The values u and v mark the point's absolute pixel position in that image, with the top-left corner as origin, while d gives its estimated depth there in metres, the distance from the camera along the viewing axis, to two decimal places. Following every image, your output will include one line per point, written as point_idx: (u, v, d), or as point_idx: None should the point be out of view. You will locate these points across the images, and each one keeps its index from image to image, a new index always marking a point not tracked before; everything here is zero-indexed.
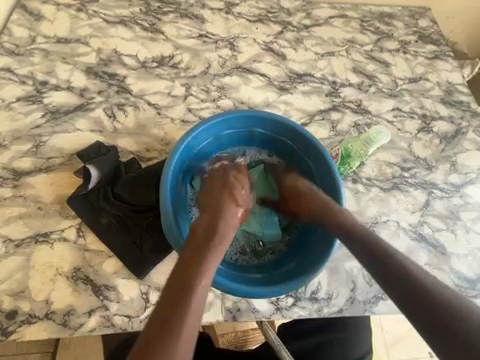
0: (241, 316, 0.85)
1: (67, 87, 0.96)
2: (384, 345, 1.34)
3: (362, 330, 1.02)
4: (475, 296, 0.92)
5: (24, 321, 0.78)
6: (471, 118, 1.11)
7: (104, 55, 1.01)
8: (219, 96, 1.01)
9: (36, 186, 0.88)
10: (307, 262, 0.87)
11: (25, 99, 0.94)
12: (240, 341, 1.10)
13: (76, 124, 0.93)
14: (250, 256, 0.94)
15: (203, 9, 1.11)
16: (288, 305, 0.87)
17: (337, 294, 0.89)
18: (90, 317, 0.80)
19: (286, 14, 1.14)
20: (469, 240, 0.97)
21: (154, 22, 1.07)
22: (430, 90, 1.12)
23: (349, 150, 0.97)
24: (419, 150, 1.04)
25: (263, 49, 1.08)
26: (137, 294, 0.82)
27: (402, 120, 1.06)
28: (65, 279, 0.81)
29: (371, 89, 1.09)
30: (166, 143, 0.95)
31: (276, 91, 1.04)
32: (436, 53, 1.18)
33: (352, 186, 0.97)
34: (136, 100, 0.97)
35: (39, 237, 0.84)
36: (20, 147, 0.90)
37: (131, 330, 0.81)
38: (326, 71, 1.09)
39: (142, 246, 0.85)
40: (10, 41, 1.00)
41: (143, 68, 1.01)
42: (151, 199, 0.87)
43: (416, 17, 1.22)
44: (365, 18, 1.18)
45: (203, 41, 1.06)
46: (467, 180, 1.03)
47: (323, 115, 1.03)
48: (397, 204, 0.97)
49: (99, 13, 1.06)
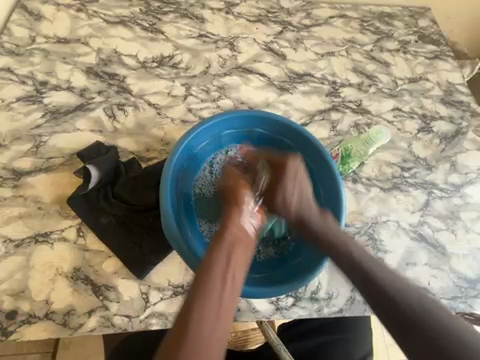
0: (241, 316, 0.85)
1: (67, 87, 0.96)
2: (384, 346, 1.34)
3: (363, 331, 1.02)
4: (475, 296, 0.92)
5: (24, 321, 0.78)
6: (471, 118, 1.11)
7: (104, 55, 1.01)
8: (219, 96, 1.01)
9: (36, 186, 0.88)
10: (307, 263, 0.87)
11: (25, 99, 0.94)
12: (240, 341, 1.09)
13: (76, 124, 0.93)
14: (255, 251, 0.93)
15: (203, 9, 1.11)
16: (288, 306, 0.87)
17: (337, 295, 0.89)
18: (90, 317, 0.80)
19: (286, 14, 1.14)
20: (469, 240, 0.97)
21: (154, 22, 1.07)
22: (430, 90, 1.12)
23: (349, 150, 0.98)
24: (419, 149, 1.04)
25: (263, 49, 1.08)
26: (137, 294, 0.82)
27: (402, 120, 1.06)
28: (65, 279, 0.81)
29: (371, 89, 1.09)
30: (166, 143, 0.95)
31: (276, 91, 1.04)
32: (436, 53, 1.18)
33: (352, 186, 0.97)
34: (136, 100, 0.97)
35: (39, 237, 0.84)
36: (20, 147, 0.90)
37: (131, 330, 0.80)
38: (326, 71, 1.09)
39: (142, 245, 0.85)
40: (10, 41, 1.00)
41: (143, 68, 1.01)
42: (151, 199, 0.87)
43: (416, 17, 1.22)
44: (365, 18, 1.19)
45: (203, 42, 1.06)
46: (467, 180, 1.03)
47: (323, 115, 1.03)
48: (397, 204, 0.97)
49: (99, 13, 1.06)
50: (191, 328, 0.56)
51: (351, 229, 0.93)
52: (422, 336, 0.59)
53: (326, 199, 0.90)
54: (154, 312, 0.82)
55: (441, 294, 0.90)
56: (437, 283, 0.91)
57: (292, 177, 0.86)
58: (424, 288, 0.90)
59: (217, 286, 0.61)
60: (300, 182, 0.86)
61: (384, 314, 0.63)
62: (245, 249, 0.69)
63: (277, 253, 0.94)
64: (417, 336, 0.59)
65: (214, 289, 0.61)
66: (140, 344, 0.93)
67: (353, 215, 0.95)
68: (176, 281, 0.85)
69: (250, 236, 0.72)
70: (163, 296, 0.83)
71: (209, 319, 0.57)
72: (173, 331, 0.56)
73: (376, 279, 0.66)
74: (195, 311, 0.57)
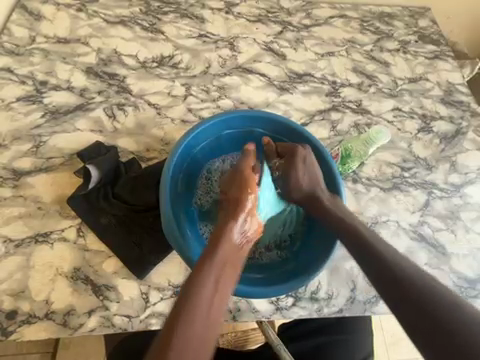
0: (241, 316, 0.85)
1: (67, 87, 0.96)
2: (384, 346, 1.34)
3: (362, 331, 1.02)
4: (475, 296, 0.92)
5: (24, 321, 0.78)
6: (470, 118, 1.11)
7: (104, 55, 1.01)
8: (219, 96, 1.01)
9: (36, 186, 0.88)
10: (307, 263, 0.87)
11: (25, 98, 0.94)
12: (240, 341, 1.09)
13: (76, 124, 0.93)
14: (256, 251, 0.93)
15: (203, 9, 1.11)
16: (288, 306, 0.87)
17: (337, 294, 0.89)
18: (90, 317, 0.80)
19: (286, 14, 1.14)
20: (469, 240, 0.97)
21: (154, 22, 1.07)
22: (430, 90, 1.12)
23: (349, 150, 0.97)
24: (419, 149, 1.04)
25: (263, 49, 1.08)
26: (137, 294, 0.83)
27: (402, 120, 1.06)
28: (65, 279, 0.81)
29: (371, 89, 1.09)
30: (166, 143, 0.95)
31: (276, 91, 1.04)
32: (436, 53, 1.18)
33: (352, 186, 0.97)
34: (136, 100, 0.97)
35: (39, 237, 0.84)
36: (20, 147, 0.90)
37: (131, 330, 0.81)
38: (326, 71, 1.08)
39: (142, 246, 0.85)
40: (10, 41, 1.00)
41: (143, 68, 1.01)
42: (151, 199, 0.87)
43: (416, 17, 1.22)
44: (365, 18, 1.18)
45: (203, 41, 1.06)
46: (467, 180, 1.03)
47: (323, 115, 1.03)
48: (397, 204, 0.97)
49: (99, 13, 1.06)
50: (204, 281, 0.57)
51: None
52: (397, 284, 0.61)
53: None
54: (154, 312, 0.82)
55: None
56: None
57: (301, 164, 0.86)
58: None
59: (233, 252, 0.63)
60: (309, 170, 0.86)
61: (370, 270, 0.66)
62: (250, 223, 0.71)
63: (278, 254, 0.94)
64: (391, 284, 0.61)
65: (232, 258, 0.63)
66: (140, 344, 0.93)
67: None
68: (176, 281, 0.85)
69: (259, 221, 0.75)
70: (164, 296, 0.83)
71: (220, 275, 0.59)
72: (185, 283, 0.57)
73: (376, 250, 0.69)
74: (208, 267, 0.59)
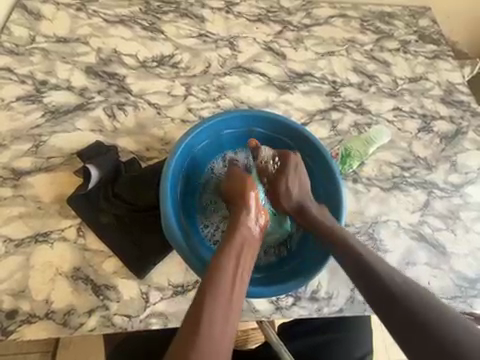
0: (241, 316, 0.85)
1: (67, 87, 0.96)
2: (385, 346, 1.34)
3: (362, 329, 1.02)
4: (475, 295, 0.92)
5: (24, 321, 0.78)
6: (471, 118, 1.11)
7: (104, 54, 1.01)
8: (219, 96, 1.01)
9: (36, 186, 0.88)
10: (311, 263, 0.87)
11: (25, 98, 0.94)
12: (240, 341, 1.10)
13: (75, 124, 0.93)
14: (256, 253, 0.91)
15: (203, 8, 1.10)
16: (288, 305, 0.87)
17: (337, 294, 0.89)
18: (90, 317, 0.80)
19: (286, 14, 1.14)
20: (469, 240, 0.97)
21: (153, 21, 1.06)
22: (430, 90, 1.12)
23: (349, 150, 0.99)
24: (420, 149, 1.04)
25: (263, 49, 1.08)
26: (137, 294, 0.82)
27: (402, 120, 1.06)
28: (65, 278, 0.81)
29: (371, 89, 1.08)
30: (166, 142, 0.95)
31: (276, 91, 1.04)
32: (436, 53, 1.18)
33: (352, 186, 0.97)
34: (136, 100, 0.97)
35: (39, 237, 0.84)
36: (19, 147, 0.90)
37: (131, 330, 0.81)
38: (326, 71, 1.08)
39: (142, 245, 0.85)
40: (9, 40, 0.99)
41: (143, 68, 1.01)
42: (152, 198, 0.87)
43: (416, 16, 1.22)
44: (365, 17, 1.18)
45: (203, 41, 1.06)
46: (467, 180, 1.03)
47: (323, 115, 1.03)
48: (397, 204, 0.97)
49: (99, 12, 1.05)
50: (213, 297, 0.67)
51: (351, 229, 0.94)
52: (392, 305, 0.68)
53: (327, 202, 0.90)
54: (154, 311, 0.82)
55: (441, 294, 0.91)
56: (437, 283, 0.91)
57: (292, 172, 0.89)
58: (424, 288, 0.91)
59: (235, 278, 0.71)
60: (299, 175, 0.90)
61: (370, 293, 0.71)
62: (251, 252, 0.77)
63: (275, 252, 0.92)
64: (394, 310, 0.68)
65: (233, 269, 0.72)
66: (140, 345, 0.93)
67: (353, 215, 0.95)
68: (176, 280, 0.85)
69: (255, 237, 0.80)
70: (164, 296, 0.83)
71: (228, 292, 0.69)
72: (202, 293, 0.68)
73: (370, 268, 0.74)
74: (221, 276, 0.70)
